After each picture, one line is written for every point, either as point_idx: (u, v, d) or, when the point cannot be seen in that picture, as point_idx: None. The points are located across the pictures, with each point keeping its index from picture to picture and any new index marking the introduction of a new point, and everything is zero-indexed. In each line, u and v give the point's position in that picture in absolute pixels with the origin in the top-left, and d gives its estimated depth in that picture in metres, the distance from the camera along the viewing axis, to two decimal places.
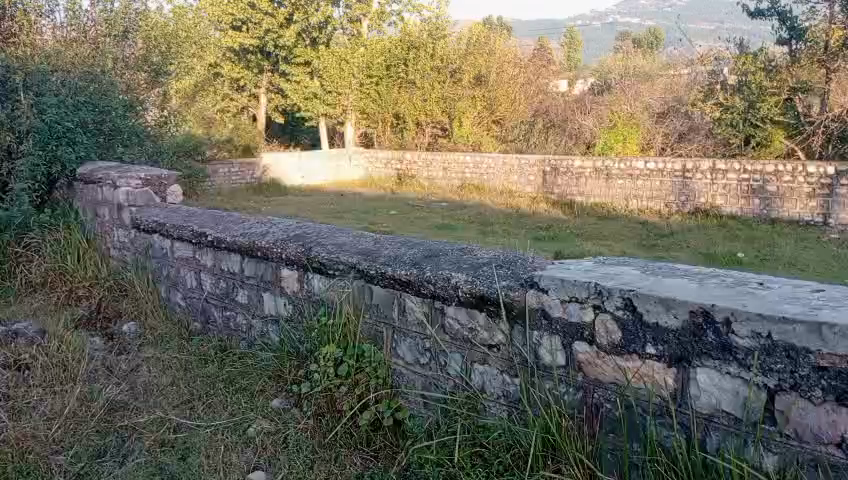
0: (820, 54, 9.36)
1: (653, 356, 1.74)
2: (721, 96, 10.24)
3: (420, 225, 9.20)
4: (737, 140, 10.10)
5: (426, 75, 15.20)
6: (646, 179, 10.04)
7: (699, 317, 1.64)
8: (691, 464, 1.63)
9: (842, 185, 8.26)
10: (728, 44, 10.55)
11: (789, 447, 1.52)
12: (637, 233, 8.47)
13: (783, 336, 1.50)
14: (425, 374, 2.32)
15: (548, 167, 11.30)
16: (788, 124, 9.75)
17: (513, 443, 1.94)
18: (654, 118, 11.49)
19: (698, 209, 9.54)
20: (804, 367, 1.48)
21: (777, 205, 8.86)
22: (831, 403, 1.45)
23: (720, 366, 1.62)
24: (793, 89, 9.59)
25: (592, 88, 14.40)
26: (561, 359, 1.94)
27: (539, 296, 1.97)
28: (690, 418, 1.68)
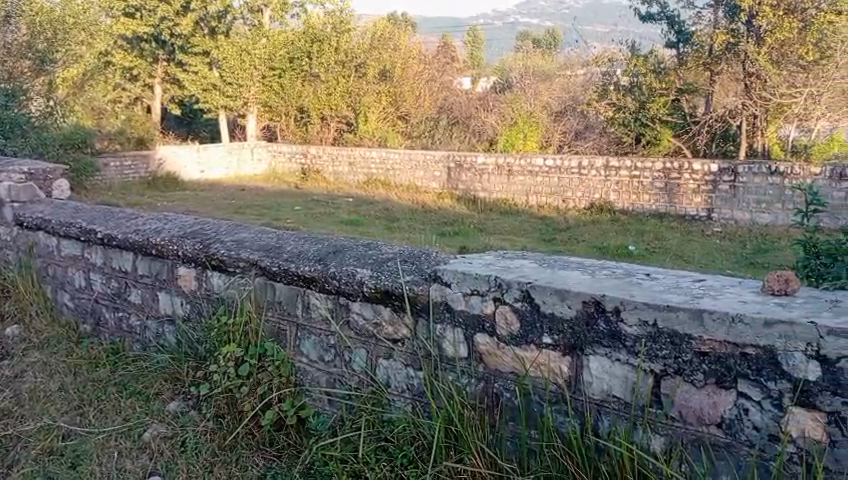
0: (704, 57, 9.92)
1: (550, 346, 1.80)
2: (614, 96, 10.71)
3: (323, 221, 9.10)
4: (629, 138, 10.74)
5: (331, 68, 15.13)
6: (545, 175, 10.38)
7: (591, 307, 1.71)
8: (584, 449, 1.71)
9: (723, 182, 8.86)
10: (621, 46, 10.79)
11: (674, 429, 1.61)
12: (537, 228, 8.75)
13: (668, 323, 1.59)
14: (329, 371, 2.30)
15: (452, 163, 11.40)
16: (675, 123, 10.37)
17: (416, 436, 1.96)
18: (552, 117, 11.90)
19: (593, 204, 9.97)
20: (686, 352, 1.58)
21: (665, 201, 9.40)
22: (712, 386, 1.55)
23: (611, 353, 1.70)
24: (680, 90, 10.18)
25: (495, 87, 14.67)
26: (463, 351, 1.97)
27: (442, 289, 2.00)
28: (584, 404, 1.75)
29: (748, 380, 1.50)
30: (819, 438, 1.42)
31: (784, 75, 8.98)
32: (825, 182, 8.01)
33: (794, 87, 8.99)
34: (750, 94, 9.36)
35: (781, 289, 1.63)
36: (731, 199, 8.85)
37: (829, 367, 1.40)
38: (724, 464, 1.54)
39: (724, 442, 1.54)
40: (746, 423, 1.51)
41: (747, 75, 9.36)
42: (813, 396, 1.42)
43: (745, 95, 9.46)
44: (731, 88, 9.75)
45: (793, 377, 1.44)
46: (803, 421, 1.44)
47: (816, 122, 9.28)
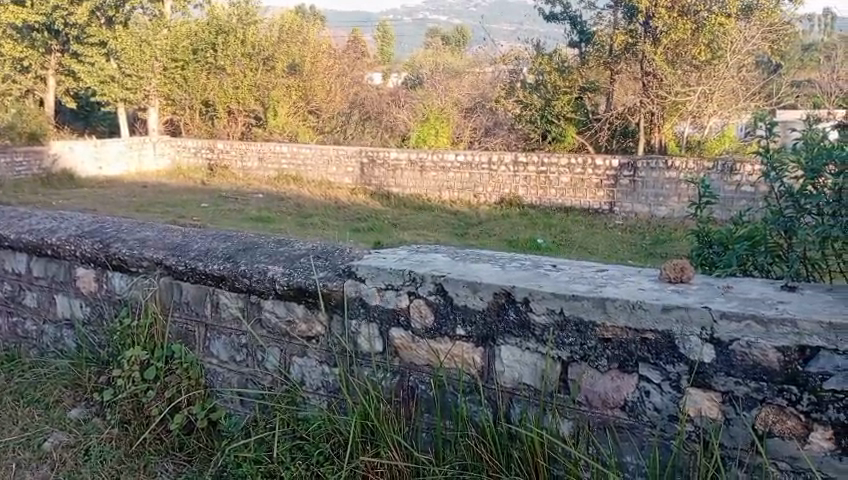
0: (605, 57, 10.25)
1: (463, 337, 1.84)
2: (521, 94, 11.01)
3: (233, 219, 8.84)
4: (536, 135, 11.06)
5: (237, 61, 14.73)
6: (456, 171, 10.51)
7: (502, 298, 1.76)
8: (498, 436, 1.75)
9: (623, 177, 9.29)
10: (527, 45, 11.02)
11: (581, 413, 1.68)
12: (450, 222, 8.86)
13: (574, 311, 1.66)
14: (240, 371, 2.25)
15: (366, 158, 11.36)
16: (578, 120, 10.75)
17: (332, 432, 1.95)
18: (462, 113, 12.03)
19: (503, 199, 10.19)
20: (591, 339, 1.65)
21: (570, 195, 9.76)
22: (615, 370, 1.63)
23: (521, 342, 1.75)
24: (583, 88, 10.56)
25: (406, 83, 14.73)
26: (379, 346, 1.98)
27: (356, 285, 2.00)
28: (496, 393, 1.80)
29: (648, 364, 1.59)
30: (714, 416, 1.52)
31: (679, 74, 9.55)
32: (716, 176, 8.53)
33: (688, 85, 9.59)
34: (648, 92, 9.84)
35: (677, 277, 1.73)
36: (631, 193, 9.29)
37: (721, 349, 1.50)
38: (629, 444, 1.62)
39: (628, 423, 1.62)
40: (647, 404, 1.59)
41: (644, 74, 9.83)
42: (708, 377, 1.52)
43: (642, 94, 9.93)
44: (630, 87, 10.18)
45: (689, 359, 1.53)
46: (699, 401, 1.53)
47: (708, 119, 9.91)
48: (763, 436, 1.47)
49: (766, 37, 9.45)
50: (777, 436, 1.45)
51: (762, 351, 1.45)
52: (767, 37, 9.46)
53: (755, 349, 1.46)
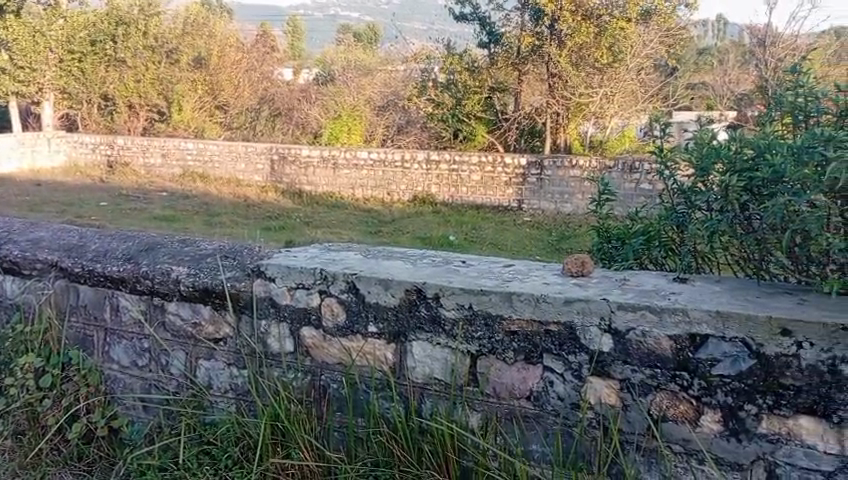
0: (513, 57, 10.46)
1: (374, 335, 1.84)
2: (432, 93, 11.10)
3: (134, 218, 8.46)
4: (447, 133, 11.23)
5: (139, 54, 14.21)
6: (369, 169, 10.48)
7: (413, 295, 1.78)
8: (409, 431, 1.76)
9: (531, 175, 9.57)
10: (437, 45, 11.18)
11: (490, 405, 1.72)
12: (363, 220, 8.84)
13: (482, 306, 1.70)
14: (143, 376, 2.16)
15: (276, 155, 11.14)
16: (488, 120, 11.03)
17: (241, 435, 1.91)
18: (375, 111, 12.00)
19: (416, 196, 10.26)
20: (499, 332, 1.69)
21: (481, 193, 9.95)
22: (521, 362, 1.68)
23: (431, 338, 1.77)
24: (493, 88, 10.79)
25: (317, 79, 14.57)
26: (289, 346, 1.95)
27: (265, 284, 1.97)
28: (407, 388, 1.81)
29: (552, 354, 1.65)
30: (613, 403, 1.59)
31: (583, 76, 9.92)
32: (616, 174, 8.91)
33: (591, 87, 10.01)
34: (554, 93, 10.22)
35: (579, 270, 1.80)
36: (538, 190, 9.59)
37: (619, 338, 1.57)
38: (534, 434, 1.68)
39: (533, 412, 1.68)
40: (551, 393, 1.66)
41: (550, 76, 10.14)
42: (607, 366, 1.59)
43: (548, 95, 10.28)
44: (537, 88, 10.55)
45: (590, 349, 1.60)
46: (599, 389, 1.60)
47: (610, 120, 10.33)
48: (658, 420, 1.55)
49: (663, 41, 10.02)
50: (670, 420, 1.54)
51: (656, 340, 1.54)
52: (664, 41, 10.06)
53: (650, 338, 1.54)
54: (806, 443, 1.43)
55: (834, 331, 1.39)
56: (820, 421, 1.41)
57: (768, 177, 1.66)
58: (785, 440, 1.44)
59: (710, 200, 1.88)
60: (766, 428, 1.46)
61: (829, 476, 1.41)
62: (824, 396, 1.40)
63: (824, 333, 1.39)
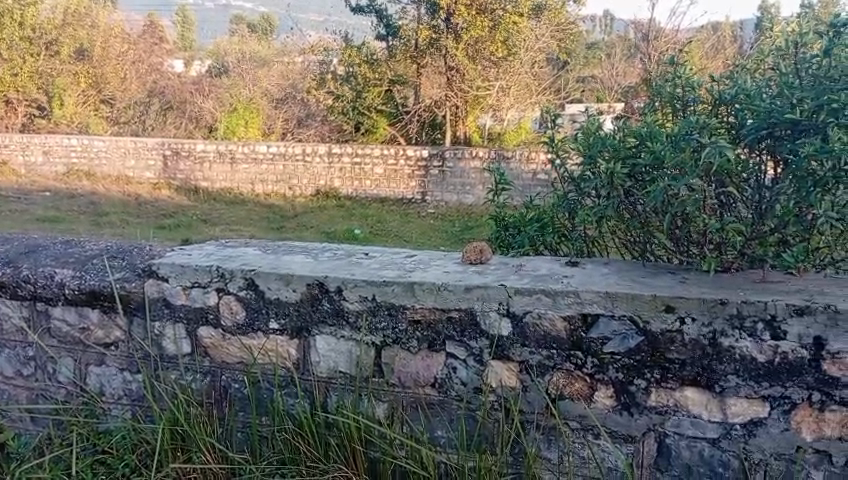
0: (411, 51, 10.52)
1: (276, 331, 1.81)
2: (332, 85, 11.02)
3: (14, 220, 7.86)
4: (349, 127, 11.09)
5: (15, 45, 13.08)
6: (269, 163, 10.24)
7: (315, 289, 1.76)
8: (314, 426, 1.73)
9: (433, 167, 9.66)
10: (335, 37, 11.21)
11: (395, 395, 1.74)
12: (265, 216, 8.64)
13: (385, 297, 1.71)
14: (30, 386, 2.03)
15: (169, 150, 10.68)
16: (389, 112, 11.00)
17: (138, 442, 1.83)
18: (273, 104, 11.81)
19: (319, 190, 10.13)
20: (402, 322, 1.71)
21: (384, 185, 9.96)
22: (425, 350, 1.70)
23: (335, 331, 1.76)
24: (392, 81, 10.81)
25: (210, 71, 14.03)
26: (186, 347, 1.89)
27: (158, 284, 1.88)
28: (312, 383, 1.80)
29: (454, 341, 1.68)
30: (513, 385, 1.64)
31: (480, 69, 10.18)
32: (515, 164, 9.13)
33: (488, 80, 10.29)
34: (452, 86, 10.30)
35: (477, 258, 1.85)
36: (441, 182, 9.69)
37: (517, 322, 1.62)
38: (440, 419, 1.71)
39: (438, 399, 1.70)
40: (454, 379, 1.69)
41: (448, 69, 10.26)
42: (506, 349, 1.64)
43: (447, 88, 10.39)
44: (435, 81, 10.55)
45: (490, 334, 1.64)
46: (500, 372, 1.65)
47: (507, 112, 10.60)
48: (555, 399, 1.62)
49: (554, 35, 10.41)
50: (567, 398, 1.61)
51: (552, 321, 1.60)
52: (555, 36, 10.45)
53: (545, 320, 1.60)
54: (692, 412, 1.53)
55: (712, 305, 1.50)
56: (704, 391, 1.52)
57: (651, 163, 1.75)
58: (673, 411, 1.54)
59: (597, 187, 1.97)
60: (655, 401, 1.55)
61: (713, 442, 1.53)
62: (707, 368, 1.51)
63: (705, 308, 1.50)
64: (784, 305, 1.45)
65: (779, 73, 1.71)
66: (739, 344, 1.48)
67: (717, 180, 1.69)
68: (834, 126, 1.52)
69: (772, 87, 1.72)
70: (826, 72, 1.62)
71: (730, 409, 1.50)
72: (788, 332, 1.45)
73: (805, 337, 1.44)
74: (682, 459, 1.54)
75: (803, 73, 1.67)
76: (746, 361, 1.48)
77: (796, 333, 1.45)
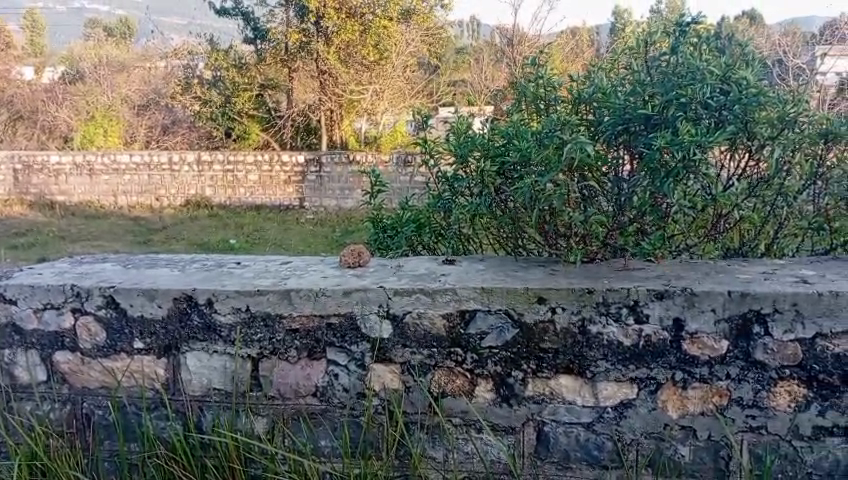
0: (281, 54, 10.34)
1: (141, 351, 1.70)
2: (198, 90, 10.61)
3: None
4: (219, 133, 10.76)
5: None
6: (133, 173, 9.69)
7: (183, 302, 1.67)
8: (189, 448, 1.64)
9: (310, 172, 9.50)
10: (200, 40, 10.81)
11: (275, 407, 1.67)
12: (131, 229, 8.15)
13: (259, 307, 1.64)
14: None
15: (19, 164, 9.85)
16: (262, 117, 10.81)
17: None
18: (134, 111, 11.20)
19: (189, 200, 9.69)
20: (279, 332, 1.65)
21: (260, 193, 9.69)
22: (305, 359, 1.65)
23: (207, 346, 1.68)
24: (262, 85, 10.55)
25: (64, 77, 13.01)
26: (41, 375, 1.73)
27: (5, 308, 1.71)
28: (185, 403, 1.70)
29: (335, 347, 1.64)
30: (396, 387, 1.63)
31: (352, 73, 10.05)
32: (392, 169, 9.14)
33: (361, 84, 10.16)
34: (325, 90, 10.23)
35: (355, 262, 1.82)
36: (318, 188, 9.54)
37: (397, 324, 1.61)
38: (322, 429, 1.67)
39: (320, 408, 1.66)
40: (336, 386, 1.65)
41: (320, 72, 10.14)
42: (387, 351, 1.62)
43: (320, 92, 10.27)
44: (309, 85, 10.34)
45: (371, 337, 1.62)
46: (382, 374, 1.63)
47: (381, 116, 10.57)
48: (438, 396, 1.62)
49: (423, 40, 10.51)
50: (449, 395, 1.62)
51: (431, 320, 1.60)
52: (425, 40, 10.57)
53: (425, 319, 1.60)
54: (567, 399, 1.58)
55: (581, 294, 1.56)
56: (577, 377, 1.57)
57: (518, 160, 1.80)
58: (549, 399, 1.59)
59: (470, 186, 2.00)
60: (532, 391, 1.59)
61: (588, 427, 1.59)
62: (578, 355, 1.57)
63: (573, 297, 1.56)
64: (646, 290, 1.54)
65: (631, 72, 1.83)
66: (607, 331, 1.55)
67: (579, 175, 1.77)
68: (682, 119, 1.63)
69: (626, 85, 1.82)
70: (673, 69, 1.75)
71: (602, 393, 1.57)
72: (650, 315, 1.54)
73: (666, 319, 1.53)
74: (560, 445, 1.59)
75: (653, 71, 1.79)
76: (614, 346, 1.55)
77: (658, 316, 1.53)
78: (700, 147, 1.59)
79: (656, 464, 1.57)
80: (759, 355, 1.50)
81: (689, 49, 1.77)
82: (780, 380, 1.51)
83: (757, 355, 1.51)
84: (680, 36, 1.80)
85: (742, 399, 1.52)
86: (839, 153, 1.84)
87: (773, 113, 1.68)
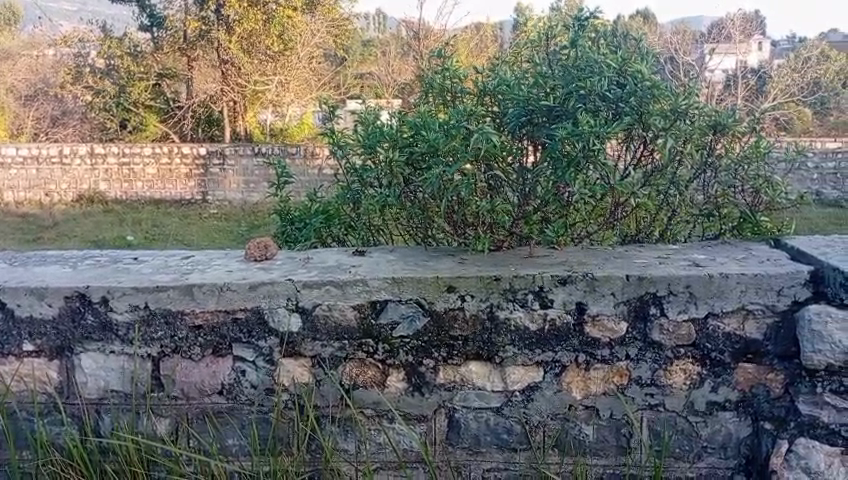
0: (179, 43, 10.02)
1: (32, 353, 1.60)
2: (90, 80, 10.05)
3: None
4: (113, 124, 10.20)
5: None
6: (19, 168, 9.07)
7: (75, 301, 1.57)
8: (86, 454, 1.55)
9: (213, 165, 9.17)
10: (91, 26, 10.31)
11: (178, 408, 1.61)
12: (16, 227, 7.61)
13: (159, 303, 1.58)
14: None
15: None
16: (159, 108, 10.33)
17: None
18: (20, 101, 10.43)
19: (82, 195, 9.16)
20: (182, 329, 1.59)
21: (158, 187, 9.28)
22: (209, 356, 1.60)
23: (104, 347, 1.59)
24: (160, 75, 10.17)
25: None
26: None
27: None
28: (81, 407, 1.61)
29: (241, 343, 1.59)
30: (306, 381, 1.60)
31: (255, 64, 9.78)
32: (299, 160, 8.97)
33: (265, 74, 9.87)
34: (227, 81, 9.90)
35: (262, 255, 1.78)
36: (222, 181, 9.23)
37: (307, 316, 1.58)
38: (229, 428, 1.62)
39: (227, 406, 1.61)
40: (243, 384, 1.61)
41: (222, 63, 9.81)
42: (296, 345, 1.59)
43: (221, 82, 9.92)
44: (209, 74, 9.99)
45: (279, 332, 1.58)
46: (291, 369, 1.60)
47: (288, 108, 10.29)
48: (350, 389, 1.61)
49: (329, 31, 10.38)
50: (361, 387, 1.61)
51: (342, 311, 1.58)
52: (331, 32, 10.44)
53: (335, 311, 1.58)
54: (477, 386, 1.61)
55: (489, 282, 1.58)
56: (486, 363, 1.60)
57: (425, 150, 1.81)
58: (460, 386, 1.61)
59: (379, 177, 2.00)
60: (443, 378, 1.61)
61: (497, 411, 1.62)
62: (487, 341, 1.59)
63: (483, 285, 1.58)
64: (550, 276, 1.58)
65: (533, 65, 1.88)
66: (514, 316, 1.58)
67: (485, 164, 1.80)
68: (582, 110, 1.69)
69: (529, 79, 1.87)
70: (573, 62, 1.82)
71: (510, 377, 1.60)
72: (554, 300, 1.58)
73: (569, 304, 1.58)
74: (471, 430, 1.62)
75: (554, 64, 1.86)
76: (521, 332, 1.59)
77: (561, 301, 1.58)
78: (599, 137, 1.65)
79: (562, 444, 1.62)
80: (656, 335, 1.58)
81: (587, 42, 1.84)
82: (675, 358, 1.59)
83: (654, 336, 1.58)
84: (578, 30, 1.86)
85: (641, 378, 1.60)
86: (726, 144, 1.96)
87: (667, 106, 1.77)
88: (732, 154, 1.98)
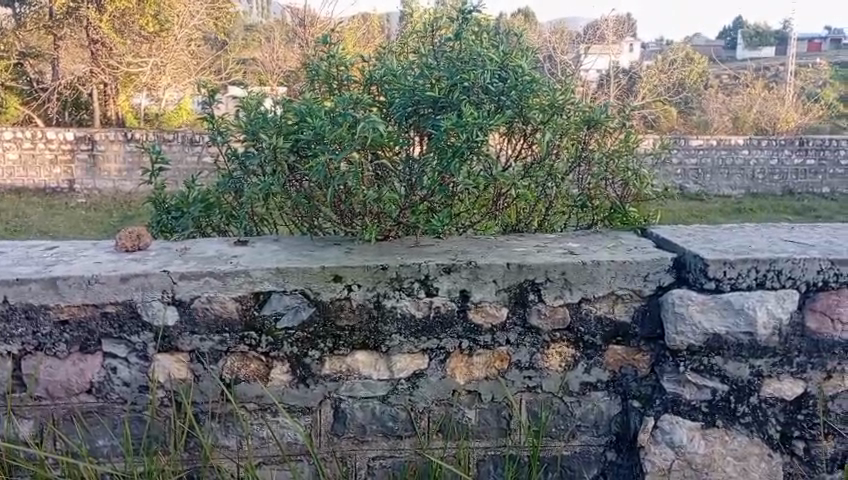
0: (46, 19, 9.24)
1: None
2: None
3: None
4: None
5: None
6: None
7: None
8: None
9: (82, 151, 8.56)
10: None
11: (42, 409, 1.51)
12: None
13: (20, 297, 1.47)
14: None
15: None
16: (20, 90, 9.61)
17: None
18: None
19: None
20: (45, 325, 1.49)
21: (19, 174, 8.63)
22: (77, 353, 1.50)
23: None
24: (22, 54, 9.43)
25: None
26: None
27: None
28: None
29: (111, 339, 1.51)
30: (184, 377, 1.53)
31: (128, 44, 9.19)
32: (177, 147, 8.56)
33: (139, 56, 9.32)
34: (97, 61, 9.20)
35: (134, 245, 1.68)
36: (92, 168, 8.61)
37: (183, 309, 1.52)
38: (100, 428, 1.53)
39: (97, 406, 1.52)
40: (115, 381, 1.52)
41: (91, 41, 9.10)
42: (173, 339, 1.52)
43: (91, 63, 9.22)
44: (77, 55, 9.29)
45: (154, 325, 1.51)
46: (168, 365, 1.53)
47: (163, 92, 9.91)
48: (230, 383, 1.56)
49: (209, 13, 10.06)
50: (243, 380, 1.56)
51: (222, 303, 1.53)
52: (211, 14, 10.11)
53: (215, 303, 1.52)
54: (363, 375, 1.60)
55: (375, 272, 1.58)
56: (372, 352, 1.60)
57: (311, 137, 1.77)
58: (346, 376, 1.60)
59: (261, 164, 1.94)
60: (329, 369, 1.59)
61: (383, 400, 1.62)
62: (373, 330, 1.59)
63: (369, 275, 1.58)
64: (435, 265, 1.60)
65: (419, 56, 1.89)
66: (400, 304, 1.59)
67: (371, 153, 1.79)
68: (466, 102, 1.72)
69: (414, 69, 1.90)
70: (457, 54, 1.86)
71: (395, 366, 1.61)
72: (439, 288, 1.60)
73: (454, 292, 1.61)
74: (357, 420, 1.61)
75: (439, 56, 1.88)
76: (406, 319, 1.60)
77: (446, 289, 1.61)
78: (482, 129, 1.69)
79: (447, 429, 1.64)
80: (533, 320, 1.64)
81: (470, 35, 1.90)
82: (551, 342, 1.66)
83: (532, 321, 1.64)
84: (462, 23, 1.91)
85: (520, 362, 1.66)
86: (598, 138, 2.08)
87: (545, 100, 1.84)
88: (604, 148, 2.11)
